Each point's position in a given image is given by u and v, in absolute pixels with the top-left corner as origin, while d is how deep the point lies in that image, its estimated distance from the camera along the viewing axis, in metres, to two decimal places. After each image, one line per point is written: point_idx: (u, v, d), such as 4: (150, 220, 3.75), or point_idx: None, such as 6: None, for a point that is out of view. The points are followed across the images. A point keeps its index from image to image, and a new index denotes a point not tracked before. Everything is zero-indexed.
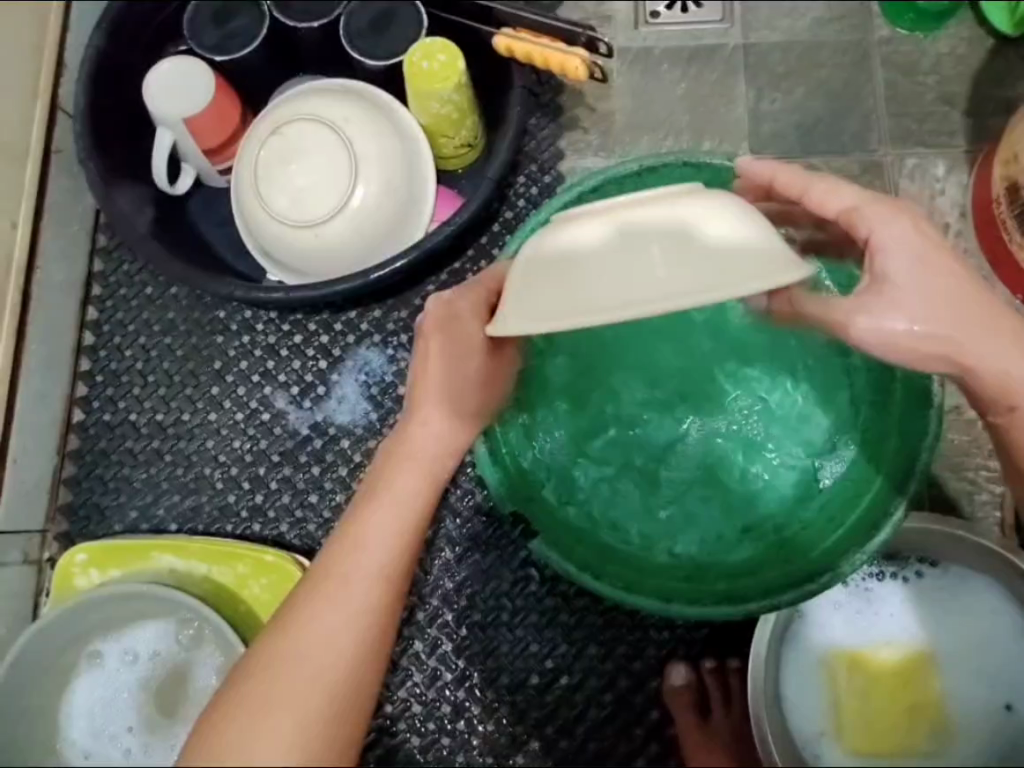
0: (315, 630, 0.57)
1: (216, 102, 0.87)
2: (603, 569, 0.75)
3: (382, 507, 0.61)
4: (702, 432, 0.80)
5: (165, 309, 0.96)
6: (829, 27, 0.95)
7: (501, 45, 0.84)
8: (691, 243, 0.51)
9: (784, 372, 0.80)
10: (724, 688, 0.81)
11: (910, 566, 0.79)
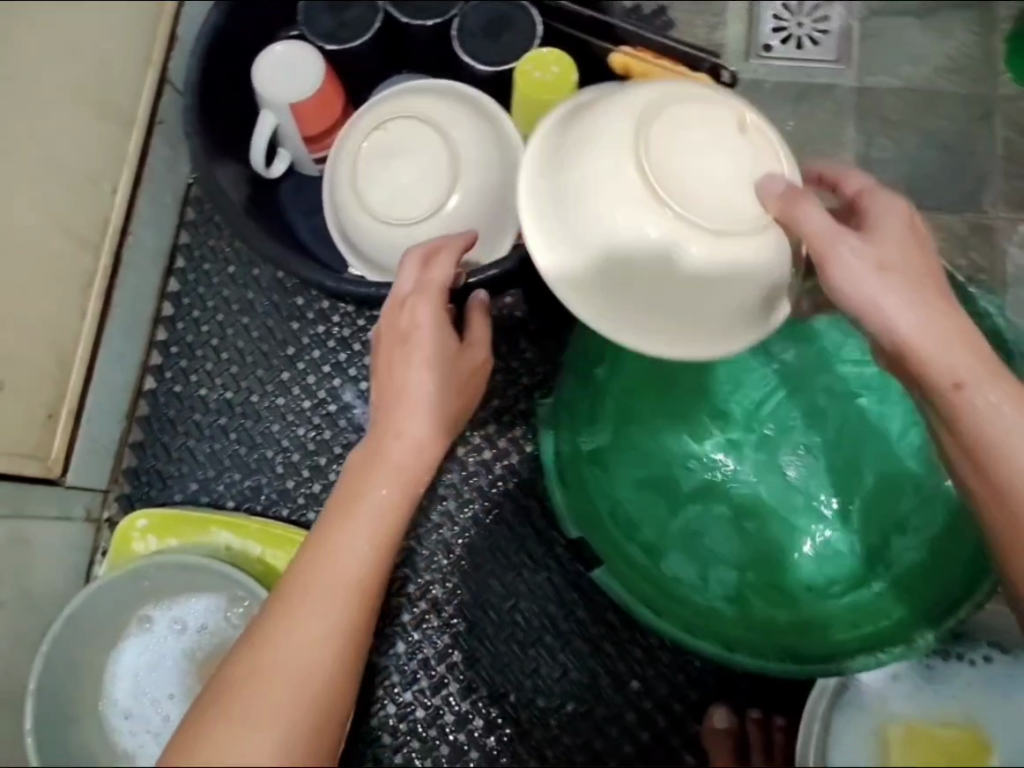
0: (286, 646, 0.55)
1: (323, 90, 0.87)
2: (661, 606, 0.74)
3: (355, 518, 0.59)
4: (760, 480, 0.80)
5: (246, 289, 0.97)
6: (949, 78, 0.93)
7: (615, 62, 0.84)
8: (711, 275, 0.58)
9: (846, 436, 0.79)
10: (766, 742, 0.80)
11: (978, 650, 0.77)
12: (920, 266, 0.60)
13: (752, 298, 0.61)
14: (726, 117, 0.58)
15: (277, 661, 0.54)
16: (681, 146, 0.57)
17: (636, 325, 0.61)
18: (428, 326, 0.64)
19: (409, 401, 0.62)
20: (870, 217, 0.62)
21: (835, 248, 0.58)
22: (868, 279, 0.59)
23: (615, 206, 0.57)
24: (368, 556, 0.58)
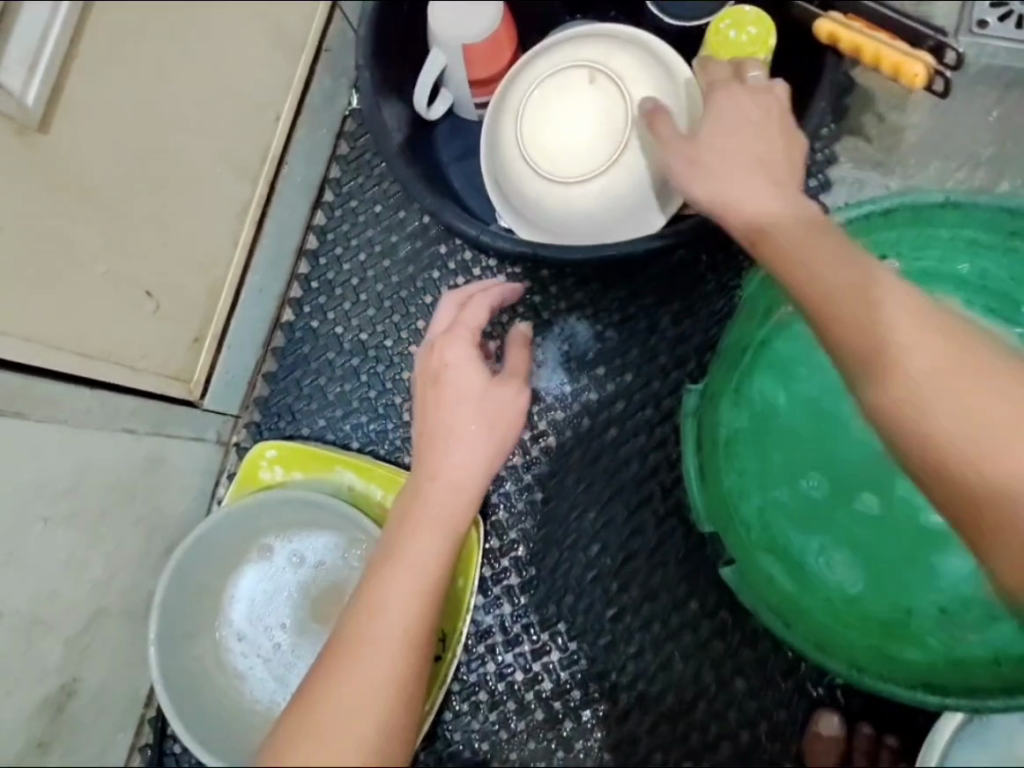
0: (335, 706, 0.54)
1: (497, 33, 0.85)
2: (792, 623, 0.71)
3: (394, 576, 0.60)
4: (805, 564, 0.78)
5: (391, 231, 0.95)
6: None
7: (822, 29, 0.79)
8: (584, 192, 0.81)
9: (871, 555, 0.79)
10: (873, 757, 0.79)
11: None
12: (739, 151, 0.62)
13: (620, 200, 0.81)
14: (575, 76, 0.81)
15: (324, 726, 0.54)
16: (543, 114, 0.82)
17: (553, 229, 0.84)
18: (457, 362, 0.69)
19: (444, 444, 0.67)
20: (726, 106, 0.65)
21: (693, 175, 0.63)
22: (703, 178, 0.62)
23: (511, 158, 0.83)
24: (413, 606, 0.59)
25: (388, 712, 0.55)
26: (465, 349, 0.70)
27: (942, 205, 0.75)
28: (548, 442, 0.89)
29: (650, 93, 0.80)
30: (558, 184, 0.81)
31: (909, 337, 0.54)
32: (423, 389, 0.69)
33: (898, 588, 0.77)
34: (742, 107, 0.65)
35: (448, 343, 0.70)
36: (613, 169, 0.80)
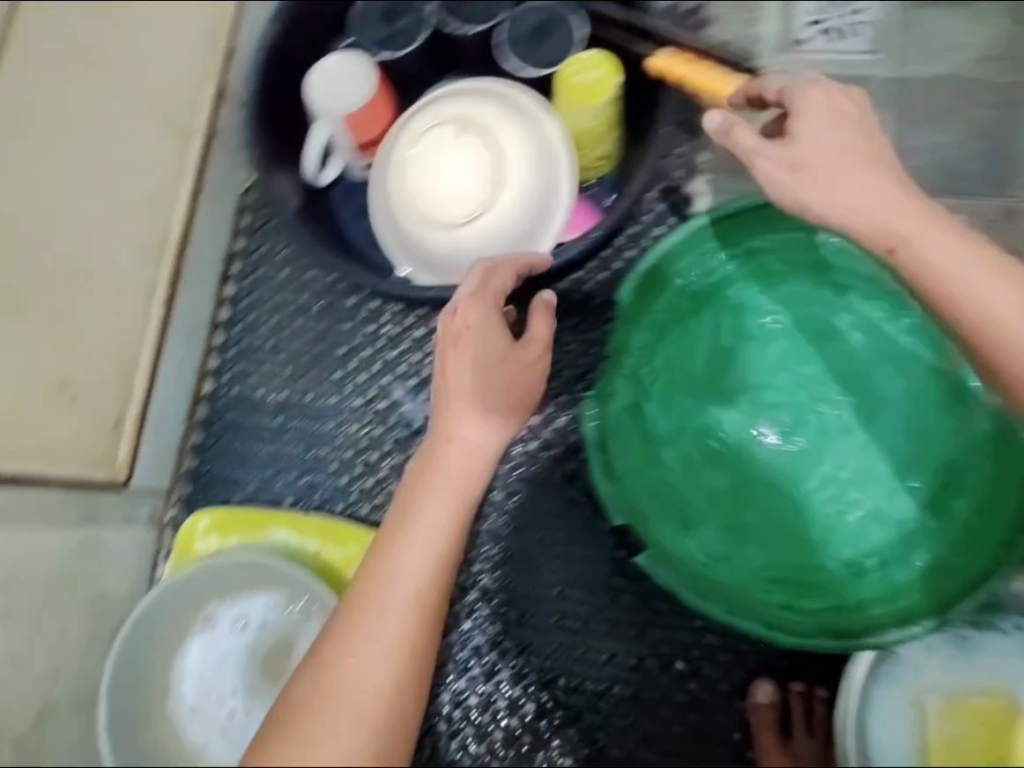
0: (356, 655, 0.65)
1: (373, 101, 0.91)
2: (710, 591, 0.80)
3: (410, 539, 0.69)
4: (737, 513, 0.82)
5: (301, 290, 0.99)
6: (979, 67, 0.95)
7: (653, 67, 0.86)
8: (470, 232, 0.88)
9: (807, 485, 0.82)
10: (808, 712, 0.81)
11: (1012, 619, 0.77)
12: (856, 154, 0.70)
13: (504, 236, 0.88)
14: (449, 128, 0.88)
15: (342, 673, 0.65)
16: (424, 165, 0.88)
17: (447, 268, 0.91)
18: (474, 326, 0.73)
19: (462, 405, 0.72)
20: (795, 105, 0.72)
21: (801, 181, 0.70)
22: (829, 193, 0.70)
23: (400, 208, 0.89)
24: (421, 575, 0.68)
25: (397, 673, 0.65)
26: (479, 315, 0.74)
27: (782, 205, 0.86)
28: None
29: (519, 139, 0.89)
30: (445, 229, 0.88)
31: (986, 290, 0.67)
32: (443, 345, 0.73)
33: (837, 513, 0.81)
34: (842, 103, 0.72)
35: (461, 312, 0.74)
36: (494, 208, 0.88)
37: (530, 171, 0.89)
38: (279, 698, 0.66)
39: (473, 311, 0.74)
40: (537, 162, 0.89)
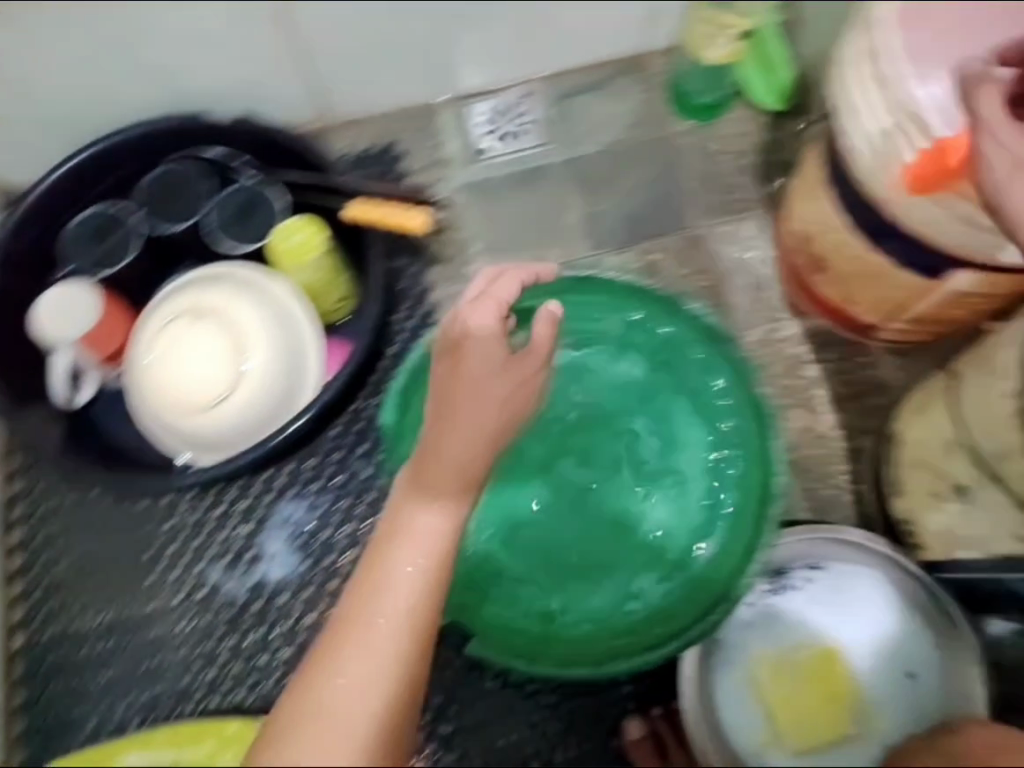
0: (338, 683, 0.58)
1: (103, 319, 0.97)
2: (558, 651, 0.93)
3: (377, 614, 0.60)
4: (558, 574, 0.97)
5: (91, 513, 1.02)
6: (635, 131, 1.12)
7: (346, 217, 0.98)
8: (235, 404, 0.96)
9: (603, 527, 0.98)
10: (675, 729, 0.97)
11: (798, 574, 1.00)
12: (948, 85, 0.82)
13: (267, 397, 0.98)
14: (181, 323, 0.96)
15: (325, 702, 0.57)
16: (171, 364, 0.96)
17: (229, 442, 0.98)
18: (479, 338, 0.66)
19: (451, 422, 0.64)
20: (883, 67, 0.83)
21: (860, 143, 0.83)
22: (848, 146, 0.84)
23: (164, 408, 0.96)
24: (416, 593, 0.61)
25: (389, 702, 0.58)
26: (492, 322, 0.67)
27: None
28: (309, 620, 1.01)
29: (248, 309, 0.98)
30: (206, 411, 0.96)
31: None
32: (444, 364, 0.66)
33: (632, 540, 0.98)
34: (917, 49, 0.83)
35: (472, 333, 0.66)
36: (249, 375, 0.97)
37: (269, 333, 0.98)
38: (259, 731, 0.59)
39: (497, 326, 0.67)
40: (271, 322, 0.98)
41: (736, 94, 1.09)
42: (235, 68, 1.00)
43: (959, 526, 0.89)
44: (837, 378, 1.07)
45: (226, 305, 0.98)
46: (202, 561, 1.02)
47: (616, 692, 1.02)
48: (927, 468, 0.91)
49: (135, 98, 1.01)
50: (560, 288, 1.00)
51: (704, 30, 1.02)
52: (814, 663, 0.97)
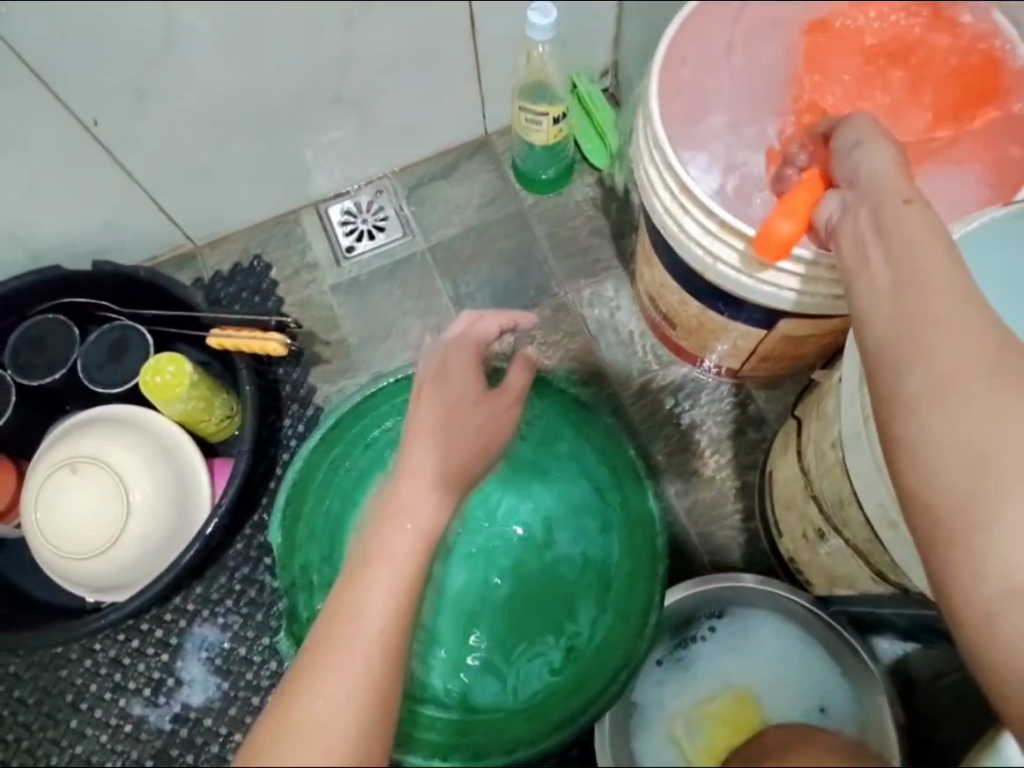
0: (320, 698, 0.56)
1: None
2: (493, 740, 0.92)
3: (366, 599, 0.61)
4: (492, 662, 0.98)
5: (6, 665, 1.03)
6: (488, 212, 1.19)
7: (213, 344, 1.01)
8: (135, 536, 0.99)
9: (527, 605, 1.01)
10: None
11: (704, 624, 1.02)
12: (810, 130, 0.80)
13: (164, 521, 1.00)
14: (60, 475, 0.98)
15: (311, 710, 0.56)
16: (60, 517, 0.98)
17: (141, 574, 1.00)
18: (461, 367, 0.77)
19: (424, 448, 0.70)
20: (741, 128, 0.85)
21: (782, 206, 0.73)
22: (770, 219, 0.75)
23: (66, 560, 0.98)
24: (393, 609, 0.61)
25: (367, 715, 0.56)
26: (465, 360, 0.77)
27: (366, 399, 1.03)
28: (237, 738, 1.01)
29: (124, 442, 1.01)
30: (99, 555, 0.98)
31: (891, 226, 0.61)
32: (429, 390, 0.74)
33: (557, 610, 1.00)
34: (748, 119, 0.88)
35: (454, 363, 0.77)
36: (142, 506, 0.99)
37: (150, 460, 1.01)
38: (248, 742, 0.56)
39: (469, 362, 0.77)
40: (155, 452, 1.02)
41: (575, 163, 1.18)
42: (88, 213, 1.05)
43: (831, 563, 0.92)
44: (715, 420, 1.10)
45: (100, 446, 1.00)
46: (124, 695, 1.02)
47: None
48: (794, 509, 0.94)
49: None
50: None
51: (525, 116, 1.05)
52: (730, 711, 1.00)
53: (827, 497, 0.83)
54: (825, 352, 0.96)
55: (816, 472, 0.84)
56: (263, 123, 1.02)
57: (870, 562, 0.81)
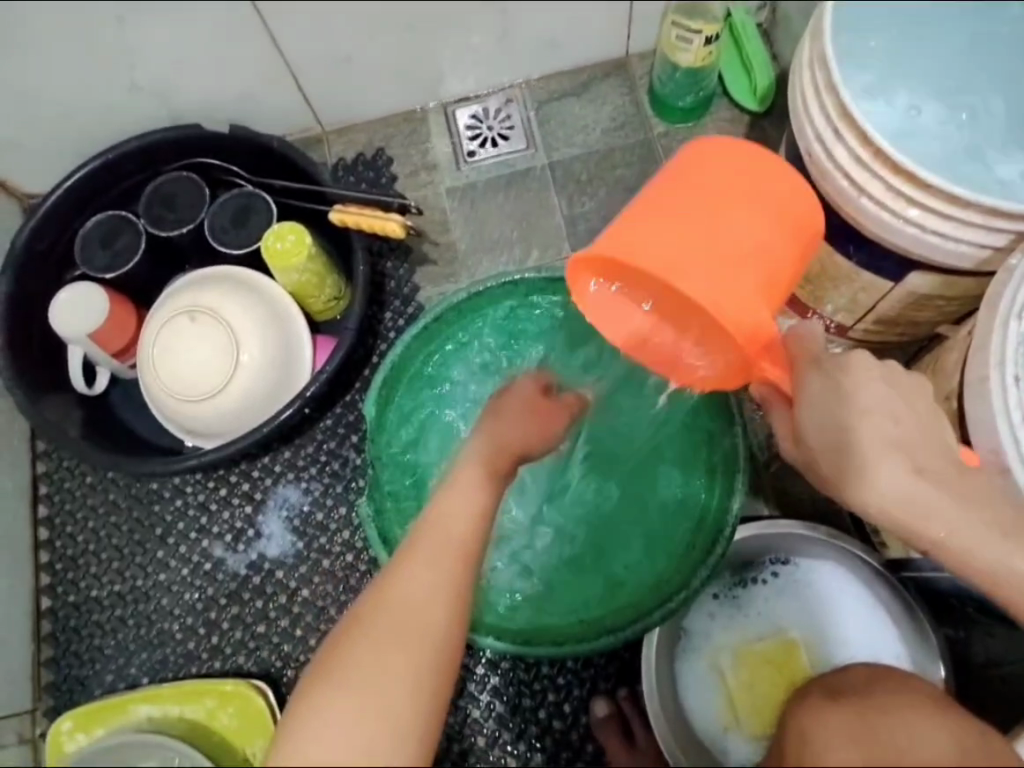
0: (413, 580, 0.65)
1: (110, 315, 1.07)
2: (536, 637, 0.95)
3: (451, 500, 0.70)
4: (542, 572, 1.01)
5: (107, 491, 1.11)
6: (615, 134, 1.20)
7: (336, 220, 1.06)
8: (235, 391, 1.04)
9: (583, 525, 1.03)
10: (639, 708, 1.02)
11: (766, 568, 1.04)
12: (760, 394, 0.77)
13: (263, 383, 1.05)
14: (179, 323, 1.05)
15: (403, 593, 0.64)
16: (172, 360, 1.04)
17: (234, 428, 1.06)
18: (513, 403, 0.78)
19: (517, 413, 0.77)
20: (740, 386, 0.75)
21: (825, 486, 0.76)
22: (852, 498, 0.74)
23: (171, 401, 1.05)
24: (472, 518, 0.69)
25: (455, 593, 0.65)
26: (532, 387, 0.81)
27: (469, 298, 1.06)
28: (303, 595, 1.07)
29: (239, 305, 1.06)
30: (203, 401, 1.04)
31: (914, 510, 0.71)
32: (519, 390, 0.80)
33: (616, 536, 1.02)
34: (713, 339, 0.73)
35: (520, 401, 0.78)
36: (247, 366, 1.05)
37: (261, 324, 1.06)
38: (344, 618, 0.64)
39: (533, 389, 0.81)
40: (267, 317, 1.07)
41: (713, 99, 1.18)
42: (234, 82, 1.09)
43: None
44: None
45: (218, 304, 1.06)
46: (208, 537, 1.09)
47: (587, 672, 1.06)
48: None
49: (138, 107, 1.09)
50: (533, 289, 1.04)
51: (676, 32, 1.05)
52: (777, 652, 1.01)
53: None
54: (946, 317, 0.95)
55: None
56: (413, 19, 1.03)
57: None
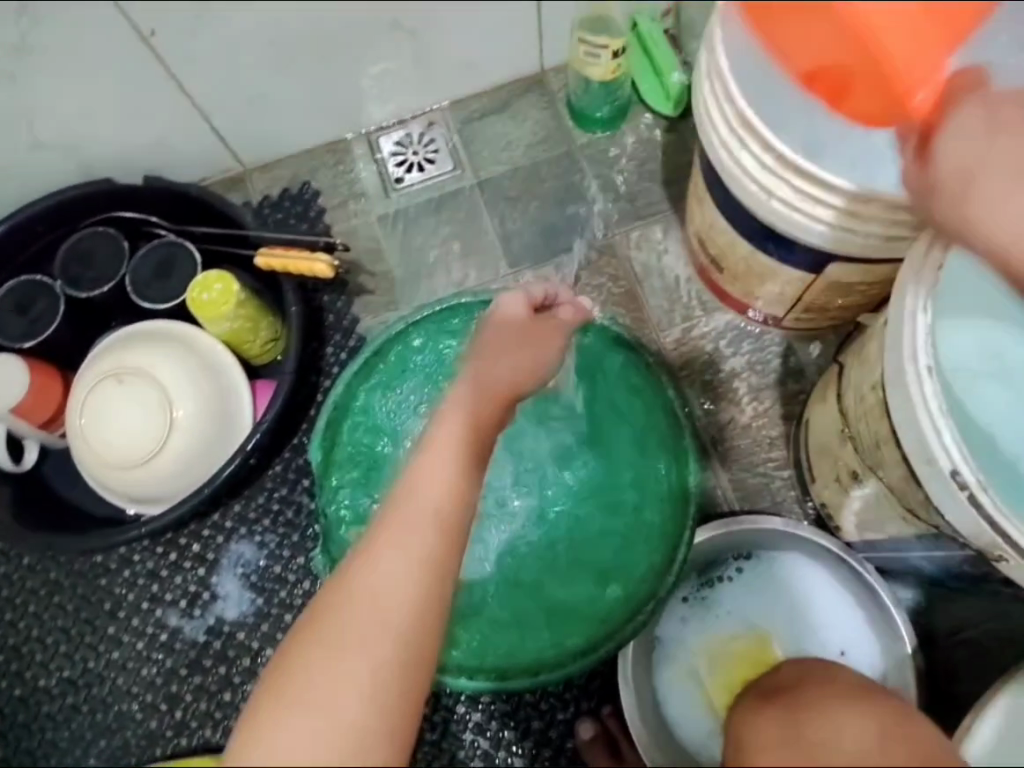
0: (381, 564, 0.63)
1: (32, 385, 1.02)
2: (508, 668, 0.94)
3: (424, 469, 0.66)
4: (511, 599, 0.98)
5: (46, 572, 1.05)
6: (539, 150, 1.18)
7: (261, 263, 1.02)
8: (174, 450, 1.00)
9: (547, 542, 1.00)
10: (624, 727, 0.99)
11: (731, 565, 1.03)
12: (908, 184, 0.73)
13: (203, 439, 1.01)
14: (107, 385, 1.00)
15: (367, 580, 0.62)
16: (102, 425, 0.99)
17: (176, 489, 1.01)
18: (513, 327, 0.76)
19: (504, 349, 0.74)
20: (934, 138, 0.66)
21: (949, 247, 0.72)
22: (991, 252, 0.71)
23: (107, 469, 1.00)
24: (445, 490, 0.66)
25: (425, 577, 0.63)
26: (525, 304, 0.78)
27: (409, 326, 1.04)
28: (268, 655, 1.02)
29: (169, 359, 1.01)
30: (140, 465, 0.99)
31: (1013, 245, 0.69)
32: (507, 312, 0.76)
33: (583, 549, 0.99)
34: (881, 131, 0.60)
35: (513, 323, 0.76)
36: (184, 422, 1.00)
37: (194, 378, 1.02)
38: (309, 608, 0.64)
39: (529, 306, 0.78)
40: (201, 368, 1.03)
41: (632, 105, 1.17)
42: (143, 130, 1.04)
43: (862, 507, 0.93)
44: (754, 369, 1.10)
45: (146, 360, 1.01)
46: (161, 605, 1.04)
47: (569, 694, 1.04)
48: (828, 454, 0.95)
49: (43, 165, 1.04)
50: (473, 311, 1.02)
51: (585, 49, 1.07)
52: (755, 652, 0.99)
53: (863, 437, 0.83)
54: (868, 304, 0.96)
55: (854, 414, 0.85)
56: (323, 52, 1.00)
57: (901, 501, 0.82)
